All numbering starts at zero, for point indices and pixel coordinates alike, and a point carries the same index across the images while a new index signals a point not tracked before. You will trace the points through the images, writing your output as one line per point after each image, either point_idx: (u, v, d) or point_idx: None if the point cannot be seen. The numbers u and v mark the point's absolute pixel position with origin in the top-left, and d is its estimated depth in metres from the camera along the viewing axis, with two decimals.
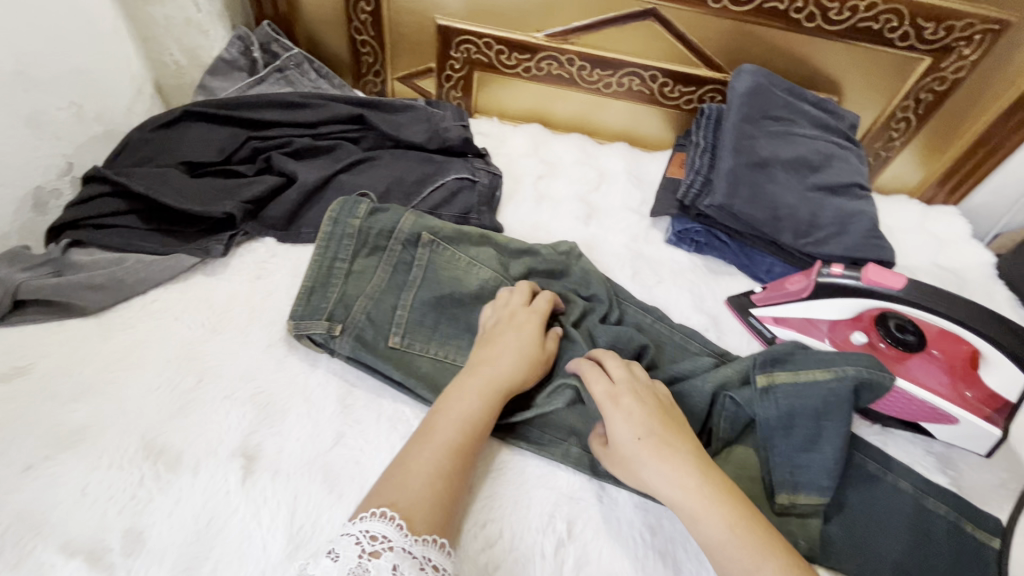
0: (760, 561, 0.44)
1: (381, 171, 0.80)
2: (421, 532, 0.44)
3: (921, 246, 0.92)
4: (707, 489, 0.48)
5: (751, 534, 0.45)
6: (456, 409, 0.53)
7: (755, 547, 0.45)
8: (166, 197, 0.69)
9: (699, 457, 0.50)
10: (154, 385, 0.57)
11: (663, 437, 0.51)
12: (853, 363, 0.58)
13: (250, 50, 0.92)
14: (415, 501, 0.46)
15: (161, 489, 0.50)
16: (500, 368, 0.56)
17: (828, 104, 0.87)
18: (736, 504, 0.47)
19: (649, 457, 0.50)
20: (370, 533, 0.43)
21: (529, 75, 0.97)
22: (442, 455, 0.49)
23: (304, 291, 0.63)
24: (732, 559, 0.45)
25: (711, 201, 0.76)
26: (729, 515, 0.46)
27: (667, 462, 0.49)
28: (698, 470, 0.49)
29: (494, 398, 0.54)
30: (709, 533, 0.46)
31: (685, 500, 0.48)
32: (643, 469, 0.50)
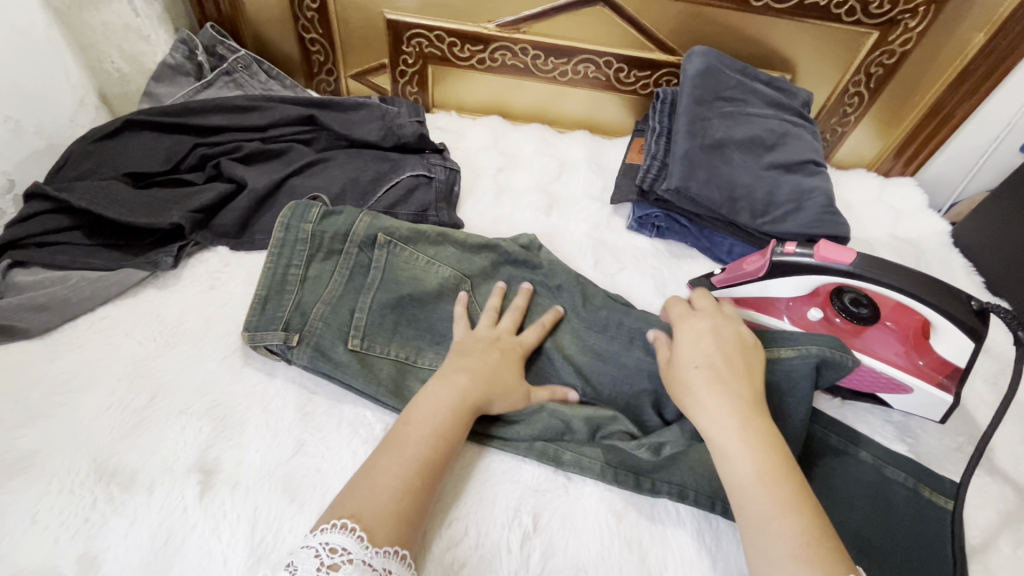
0: (784, 510, 0.44)
1: (335, 172, 0.79)
2: (381, 544, 0.43)
3: (879, 218, 0.93)
4: (748, 433, 0.48)
5: (782, 484, 0.45)
6: (427, 423, 0.51)
7: (779, 499, 0.45)
8: (110, 211, 0.67)
9: (748, 408, 0.50)
10: (105, 405, 0.56)
11: (714, 374, 0.52)
12: (818, 342, 0.56)
13: (194, 53, 0.89)
14: (378, 514, 0.44)
15: (115, 511, 0.49)
16: (472, 381, 0.55)
17: (781, 83, 0.88)
18: (773, 453, 0.47)
19: (697, 389, 0.51)
20: (330, 546, 0.42)
21: (484, 67, 0.96)
22: (411, 469, 0.48)
23: (258, 300, 0.62)
24: (756, 502, 0.45)
25: (668, 185, 0.76)
26: (763, 460, 0.47)
27: (714, 397, 0.50)
28: (739, 414, 0.49)
29: (463, 413, 0.53)
30: (738, 475, 0.47)
31: (719, 437, 0.49)
32: (693, 399, 0.52)
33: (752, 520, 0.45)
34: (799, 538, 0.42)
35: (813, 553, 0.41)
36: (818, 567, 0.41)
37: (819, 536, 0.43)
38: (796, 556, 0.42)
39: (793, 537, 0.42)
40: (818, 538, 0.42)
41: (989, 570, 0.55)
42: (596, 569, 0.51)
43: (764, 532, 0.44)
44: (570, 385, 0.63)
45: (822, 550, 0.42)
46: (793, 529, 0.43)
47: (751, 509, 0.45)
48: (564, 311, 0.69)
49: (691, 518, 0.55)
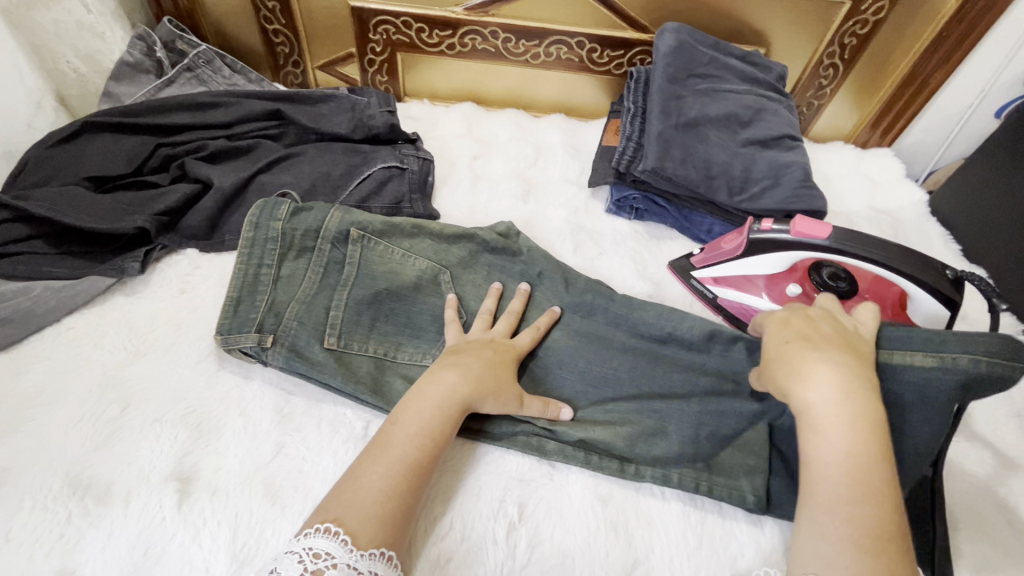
0: (862, 499, 0.41)
1: (305, 167, 0.78)
2: (365, 546, 0.42)
3: (856, 191, 0.93)
4: (848, 410, 0.45)
5: (870, 472, 0.42)
6: (413, 421, 0.50)
7: (861, 483, 0.42)
8: (71, 217, 0.65)
9: (854, 384, 0.46)
10: (76, 417, 0.54)
11: (817, 348, 0.49)
12: (972, 349, 0.49)
13: (153, 50, 0.86)
14: (362, 515, 0.44)
15: (92, 524, 0.49)
16: (463, 378, 0.53)
17: (755, 57, 0.87)
18: (870, 437, 0.44)
19: (798, 359, 0.48)
20: (314, 551, 0.41)
21: (455, 52, 0.94)
22: (394, 471, 0.47)
23: (229, 303, 0.60)
24: (831, 485, 0.43)
25: (644, 167, 0.75)
26: (858, 442, 0.43)
27: (816, 366, 0.47)
28: (845, 390, 0.45)
29: (452, 412, 0.52)
30: (825, 451, 0.44)
31: (811, 407, 0.46)
32: (787, 366, 0.49)
33: (823, 497, 0.43)
34: (867, 530, 0.40)
35: (877, 546, 0.40)
36: (878, 558, 0.39)
37: (889, 532, 0.40)
38: (859, 545, 0.40)
39: (861, 526, 0.40)
40: (887, 533, 0.40)
41: (973, 535, 0.56)
42: (583, 556, 0.51)
43: (833, 515, 0.42)
44: (551, 372, 0.62)
45: (886, 547, 0.40)
46: (865, 520, 0.41)
47: (823, 492, 0.43)
48: (544, 298, 0.68)
49: (676, 499, 0.55)
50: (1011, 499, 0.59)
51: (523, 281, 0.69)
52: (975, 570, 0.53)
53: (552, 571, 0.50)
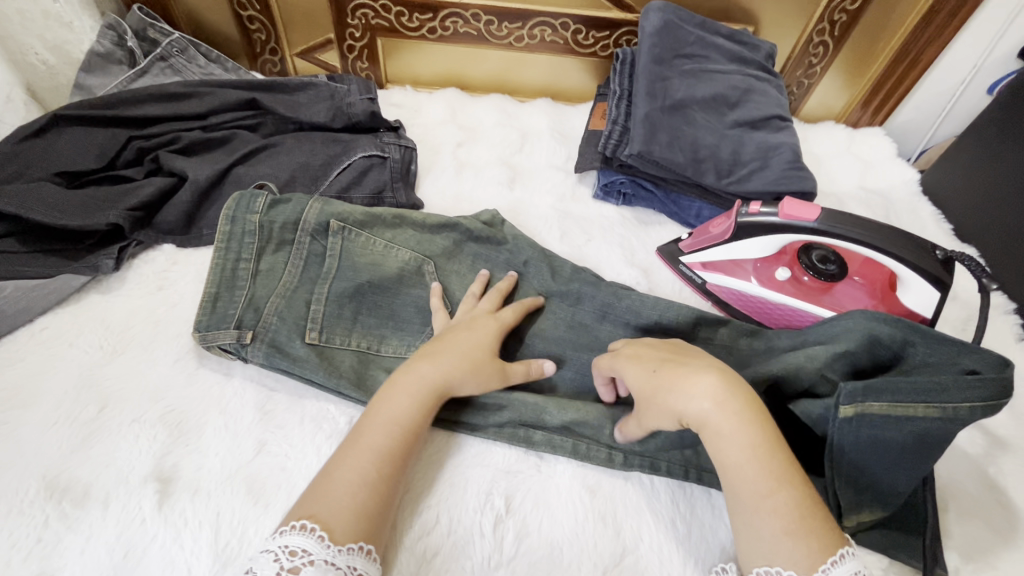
0: (776, 485, 0.42)
1: (284, 158, 0.76)
2: (342, 541, 0.41)
3: (846, 171, 0.92)
4: (736, 405, 0.45)
5: (771, 456, 0.43)
6: (386, 412, 0.49)
7: (772, 468, 0.43)
8: (42, 214, 0.63)
9: (726, 380, 0.46)
10: (52, 419, 0.53)
11: (679, 362, 0.49)
12: (970, 399, 0.46)
13: (124, 39, 0.83)
14: (337, 509, 0.43)
15: (69, 528, 0.48)
16: (434, 366, 0.52)
17: (743, 36, 0.85)
18: (757, 421, 0.45)
19: (672, 378, 0.48)
20: (290, 548, 0.40)
21: (436, 36, 0.92)
22: (367, 461, 0.46)
23: (207, 298, 0.59)
24: (748, 479, 0.43)
25: (630, 150, 0.73)
26: (750, 432, 0.44)
27: (688, 377, 0.47)
28: (720, 386, 0.46)
29: (427, 399, 0.51)
30: (731, 450, 0.44)
31: (704, 415, 0.45)
32: (671, 393, 0.47)
33: (744, 493, 0.43)
34: (793, 515, 0.41)
35: (805, 526, 0.40)
36: (811, 539, 0.40)
37: (810, 510, 0.41)
38: (790, 532, 0.40)
39: (786, 513, 0.41)
40: (808, 511, 0.41)
41: (963, 515, 0.55)
42: (571, 546, 0.50)
43: (759, 510, 0.42)
44: None
45: (812, 525, 0.41)
46: (786, 505, 0.41)
47: (742, 487, 0.43)
48: (530, 287, 0.67)
49: (664, 487, 0.55)
50: (1001, 479, 0.58)
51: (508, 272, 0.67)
52: (965, 551, 0.53)
53: (540, 563, 0.49)
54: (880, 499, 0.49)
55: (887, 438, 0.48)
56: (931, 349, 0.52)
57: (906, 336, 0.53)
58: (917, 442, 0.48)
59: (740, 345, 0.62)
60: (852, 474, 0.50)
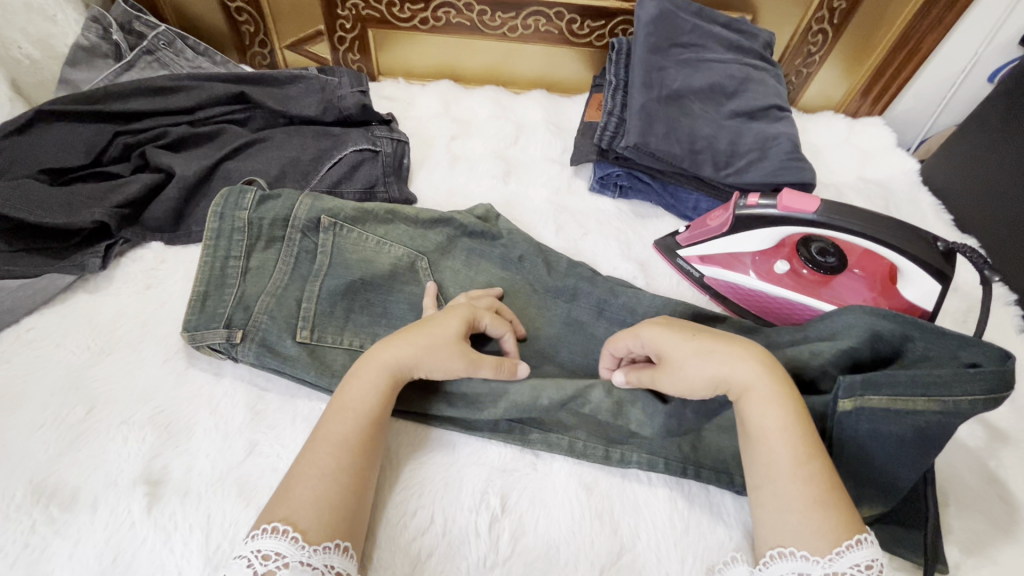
0: (812, 454, 0.43)
1: (273, 153, 0.75)
2: (317, 541, 0.40)
3: (846, 161, 0.91)
4: (775, 376, 0.47)
5: (808, 426, 0.45)
6: (344, 402, 0.48)
7: (803, 439, 0.44)
8: (25, 212, 0.61)
9: (765, 354, 0.48)
10: (39, 421, 0.52)
11: (714, 333, 0.50)
12: (970, 391, 0.46)
13: (109, 32, 0.81)
14: (303, 504, 0.42)
15: (57, 532, 0.47)
16: (388, 346, 0.50)
17: (741, 25, 0.83)
18: (795, 393, 0.46)
19: (714, 344, 0.49)
20: (262, 552, 0.40)
21: (429, 27, 0.90)
22: (327, 453, 0.45)
23: (196, 297, 0.57)
24: (786, 447, 0.43)
25: (626, 142, 0.72)
26: (791, 401, 0.45)
27: (728, 346, 0.48)
28: (764, 357, 0.48)
29: (382, 382, 0.49)
30: (765, 418, 0.45)
31: (745, 381, 0.47)
32: (706, 356, 0.48)
33: (776, 463, 0.43)
34: (824, 485, 0.42)
35: (834, 498, 0.41)
36: (840, 510, 0.41)
37: (838, 483, 0.42)
38: (822, 503, 0.41)
39: (819, 483, 0.42)
40: (836, 484, 0.42)
41: (963, 509, 0.55)
42: (568, 545, 0.49)
43: (795, 478, 0.42)
44: (533, 360, 0.60)
45: (839, 498, 0.41)
46: (820, 475, 0.42)
47: (779, 455, 0.43)
48: (525, 282, 0.66)
49: (662, 484, 0.54)
50: (1002, 472, 0.58)
51: (499, 286, 0.65)
52: (966, 545, 0.52)
53: (536, 563, 0.48)
54: (881, 495, 0.49)
55: (887, 432, 0.48)
56: (931, 343, 0.51)
57: (905, 331, 0.52)
58: (917, 436, 0.47)
59: None
60: (851, 469, 0.49)
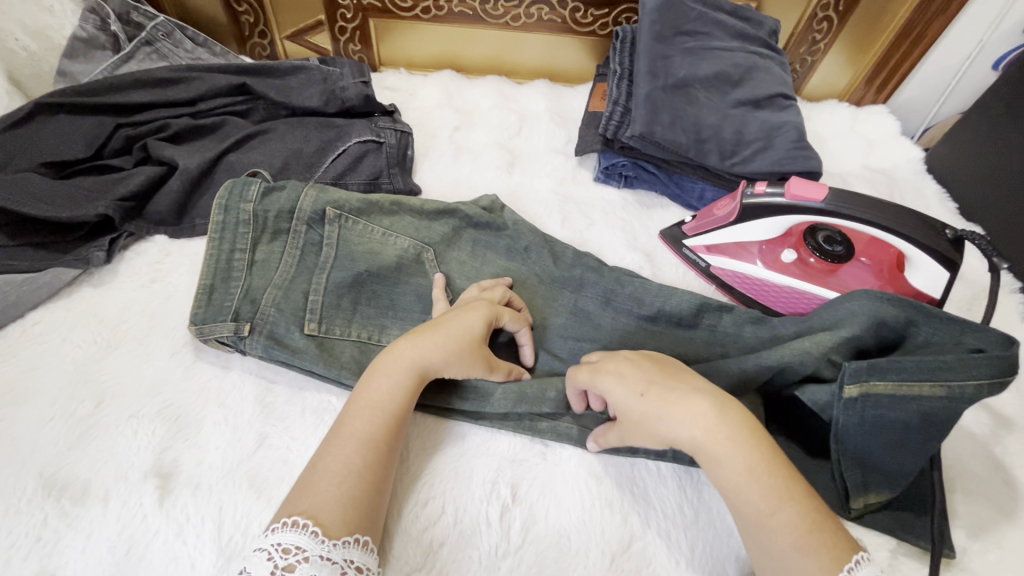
0: (781, 501, 0.41)
1: (276, 144, 0.74)
2: (337, 535, 0.40)
3: (851, 149, 0.91)
4: (725, 430, 0.44)
5: (773, 474, 0.43)
6: (366, 401, 0.48)
7: (768, 487, 0.42)
8: (27, 205, 0.61)
9: (713, 402, 0.46)
10: (47, 416, 0.52)
11: (667, 384, 0.47)
12: (975, 376, 0.46)
13: (107, 23, 0.80)
14: (326, 501, 0.42)
15: (70, 525, 0.47)
16: (415, 344, 0.50)
17: (744, 12, 0.83)
18: (754, 442, 0.44)
19: (664, 409, 0.46)
20: (282, 546, 0.39)
21: (430, 16, 0.89)
22: (352, 450, 0.45)
23: (203, 290, 0.57)
24: (750, 501, 0.42)
25: (632, 132, 0.71)
26: (747, 453, 0.43)
27: (676, 404, 0.46)
28: (714, 410, 0.45)
29: (408, 380, 0.49)
30: (723, 476, 0.43)
31: (696, 441, 0.44)
32: (663, 421, 0.46)
33: (747, 517, 0.42)
34: (801, 529, 0.40)
35: (814, 540, 0.40)
36: (820, 552, 0.39)
37: (818, 521, 0.41)
38: (800, 547, 0.39)
39: (794, 530, 0.40)
40: (815, 522, 0.41)
41: (969, 495, 0.55)
42: (578, 534, 0.49)
43: (765, 531, 0.41)
44: (541, 351, 0.61)
45: (821, 537, 0.40)
46: (794, 520, 0.41)
47: (746, 509, 0.42)
48: (533, 271, 0.66)
49: (671, 473, 0.54)
50: (1007, 458, 0.58)
51: (507, 276, 0.65)
52: (973, 530, 0.53)
53: (546, 553, 0.48)
54: (887, 482, 0.49)
55: (894, 418, 0.48)
56: (934, 329, 0.51)
57: (910, 317, 0.52)
58: (924, 422, 0.47)
59: (745, 331, 0.61)
60: (858, 455, 0.49)
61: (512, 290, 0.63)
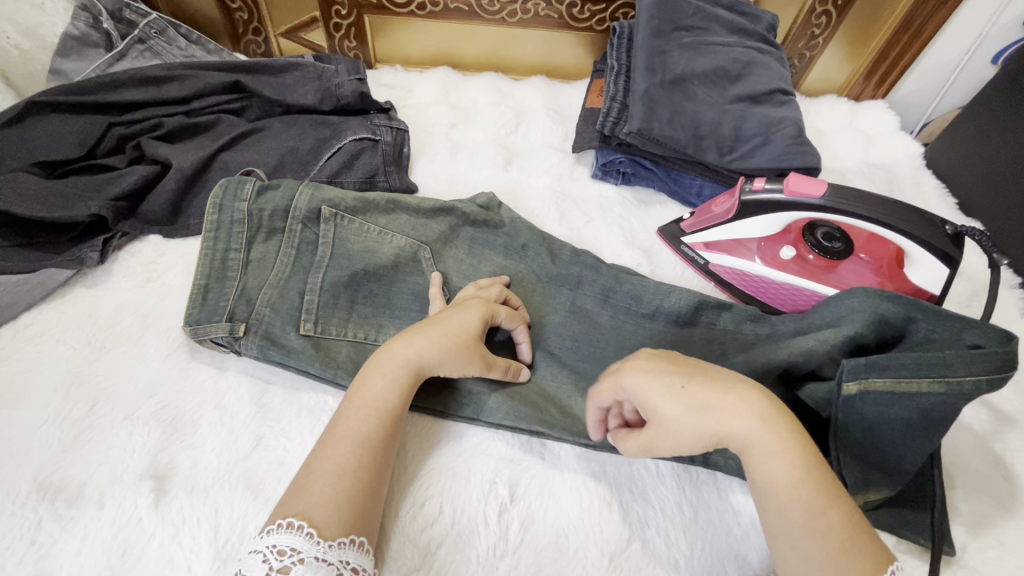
0: (829, 502, 0.41)
1: (271, 143, 0.74)
2: (332, 536, 0.40)
3: (850, 144, 0.90)
4: (780, 425, 0.44)
5: (821, 473, 0.42)
6: (361, 399, 0.47)
7: (821, 487, 0.41)
8: (18, 206, 0.60)
9: (767, 398, 0.45)
10: (41, 418, 0.52)
11: (711, 378, 0.46)
12: (974, 372, 0.45)
13: (99, 21, 0.78)
14: (321, 502, 0.41)
15: (64, 528, 0.47)
16: (410, 343, 0.50)
17: (743, 7, 0.82)
18: (802, 440, 0.43)
19: (711, 401, 0.44)
20: (277, 548, 0.39)
21: (426, 12, 0.88)
22: (347, 451, 0.44)
23: (197, 291, 0.57)
24: (799, 500, 0.41)
25: (630, 128, 0.71)
26: (798, 450, 0.43)
27: (727, 398, 0.44)
28: (767, 406, 0.44)
29: (402, 379, 0.48)
30: (774, 472, 0.42)
31: (750, 436, 0.43)
32: (711, 415, 0.44)
33: (793, 516, 0.41)
34: (844, 533, 0.39)
35: (857, 545, 0.39)
36: (863, 556, 0.38)
37: (858, 527, 0.40)
38: (845, 550, 0.39)
39: (839, 532, 0.39)
40: (858, 527, 0.40)
41: (969, 492, 0.55)
42: (576, 533, 0.49)
43: (813, 532, 0.40)
44: (539, 349, 0.60)
45: (863, 540, 0.39)
46: (840, 523, 0.40)
47: (793, 509, 0.41)
48: (530, 268, 0.66)
49: (670, 471, 0.54)
50: (1007, 455, 0.58)
51: (504, 275, 0.64)
52: (973, 528, 0.52)
53: (545, 552, 0.48)
54: (888, 479, 0.49)
55: (891, 415, 0.48)
56: (933, 325, 0.50)
57: (908, 313, 0.51)
58: (923, 419, 0.47)
59: (744, 329, 0.60)
60: (858, 453, 0.49)
61: (509, 289, 0.62)
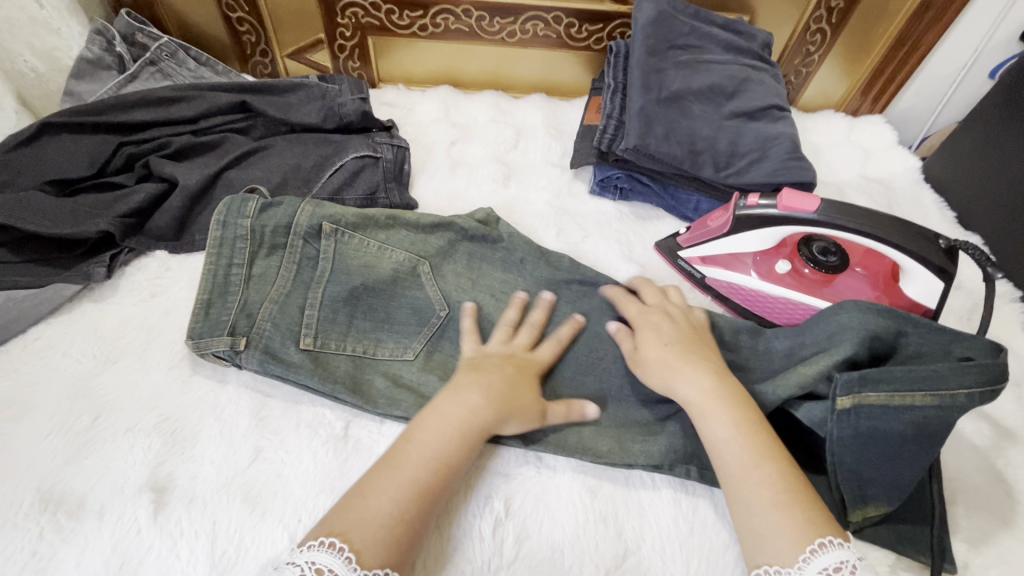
0: (761, 460, 0.45)
1: (274, 161, 0.75)
2: (370, 565, 0.40)
3: (846, 159, 0.91)
4: (723, 392, 0.50)
5: (757, 437, 0.47)
6: (429, 443, 0.47)
7: (754, 447, 0.46)
8: (29, 224, 0.62)
9: (718, 372, 0.52)
10: (46, 430, 0.53)
11: (690, 349, 0.54)
12: (965, 383, 0.46)
13: (113, 45, 0.82)
14: (371, 534, 0.41)
15: (64, 540, 0.47)
16: (483, 398, 0.51)
17: (738, 26, 0.84)
18: (746, 410, 0.49)
19: (673, 360, 0.53)
20: (316, 566, 0.39)
21: (427, 33, 0.91)
22: (406, 494, 0.44)
23: (199, 306, 0.57)
24: (733, 456, 0.46)
25: (626, 144, 0.72)
26: (738, 414, 0.48)
27: (685, 364, 0.52)
28: (714, 378, 0.51)
29: (471, 433, 0.49)
30: (717, 433, 0.48)
31: (695, 398, 0.50)
32: (669, 369, 0.52)
33: (729, 471, 0.46)
34: (777, 486, 0.44)
35: (791, 498, 0.43)
36: (797, 510, 0.42)
37: (793, 484, 0.44)
38: (776, 503, 0.43)
39: (773, 485, 0.44)
40: (790, 486, 0.44)
41: (970, 509, 0.54)
42: (571, 548, 0.49)
43: (749, 483, 0.44)
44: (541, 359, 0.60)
45: (797, 496, 0.43)
46: (772, 477, 0.44)
47: (730, 463, 0.46)
48: (528, 283, 0.66)
49: (666, 486, 0.54)
50: (1009, 471, 0.57)
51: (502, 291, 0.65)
52: (974, 545, 0.52)
53: (540, 566, 0.48)
54: (885, 495, 0.48)
55: (885, 428, 0.47)
56: (923, 338, 0.51)
57: (899, 327, 0.51)
58: (917, 433, 0.47)
59: (741, 341, 0.60)
60: (853, 468, 0.48)
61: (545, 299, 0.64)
